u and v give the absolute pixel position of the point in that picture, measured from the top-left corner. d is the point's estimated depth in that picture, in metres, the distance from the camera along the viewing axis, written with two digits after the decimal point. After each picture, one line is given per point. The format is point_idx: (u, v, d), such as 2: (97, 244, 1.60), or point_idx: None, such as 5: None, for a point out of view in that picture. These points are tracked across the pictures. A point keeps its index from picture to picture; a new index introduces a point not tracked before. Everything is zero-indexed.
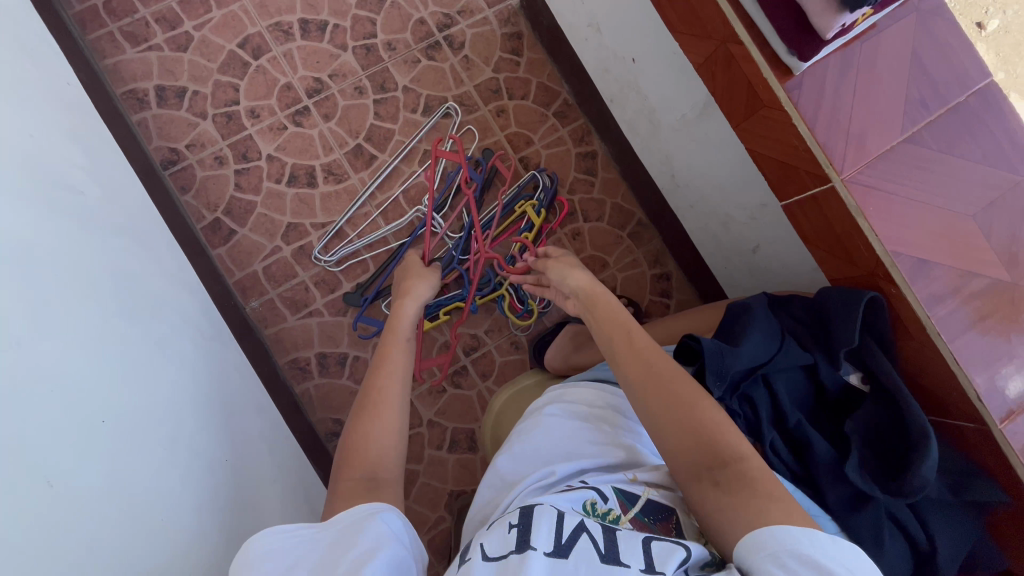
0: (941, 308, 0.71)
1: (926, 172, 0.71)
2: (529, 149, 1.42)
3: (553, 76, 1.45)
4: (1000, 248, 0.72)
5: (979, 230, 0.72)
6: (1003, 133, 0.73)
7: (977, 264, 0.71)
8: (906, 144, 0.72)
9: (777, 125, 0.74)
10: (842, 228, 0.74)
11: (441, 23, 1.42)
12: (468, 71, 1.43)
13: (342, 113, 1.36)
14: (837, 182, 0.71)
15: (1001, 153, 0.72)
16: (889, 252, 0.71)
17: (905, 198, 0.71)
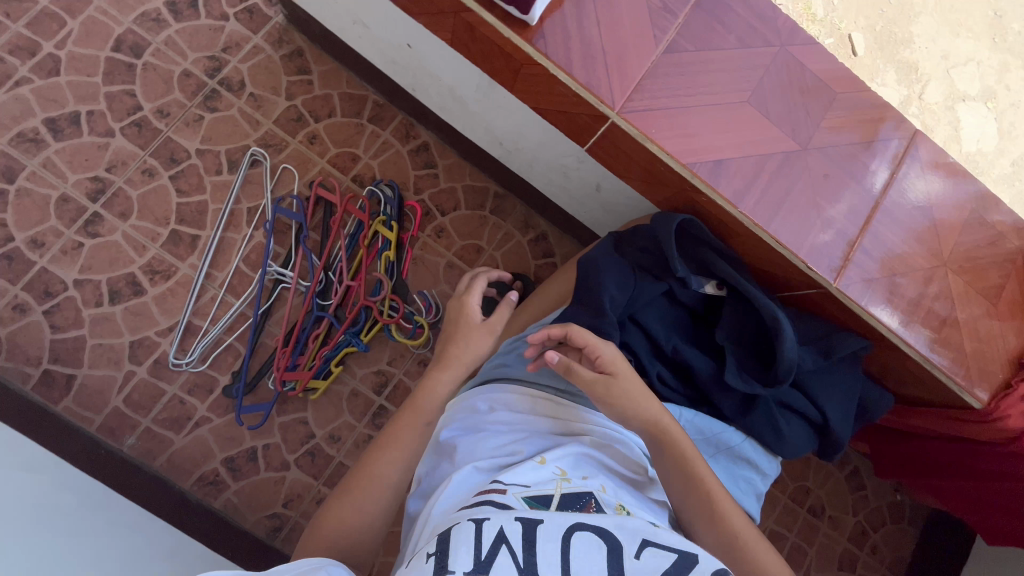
0: (746, 198, 0.72)
1: (691, 75, 0.71)
2: (358, 166, 1.33)
3: (352, 81, 1.35)
4: (780, 122, 0.74)
5: (758, 112, 0.73)
6: (744, 13, 0.74)
7: (764, 145, 0.73)
8: (665, 55, 0.71)
9: (539, 81, 0.71)
10: (639, 157, 0.73)
11: (208, 69, 1.28)
12: (259, 108, 1.30)
13: (138, 204, 1.21)
14: (615, 118, 0.69)
15: (750, 32, 0.74)
16: (685, 166, 0.70)
17: (681, 109, 0.71)
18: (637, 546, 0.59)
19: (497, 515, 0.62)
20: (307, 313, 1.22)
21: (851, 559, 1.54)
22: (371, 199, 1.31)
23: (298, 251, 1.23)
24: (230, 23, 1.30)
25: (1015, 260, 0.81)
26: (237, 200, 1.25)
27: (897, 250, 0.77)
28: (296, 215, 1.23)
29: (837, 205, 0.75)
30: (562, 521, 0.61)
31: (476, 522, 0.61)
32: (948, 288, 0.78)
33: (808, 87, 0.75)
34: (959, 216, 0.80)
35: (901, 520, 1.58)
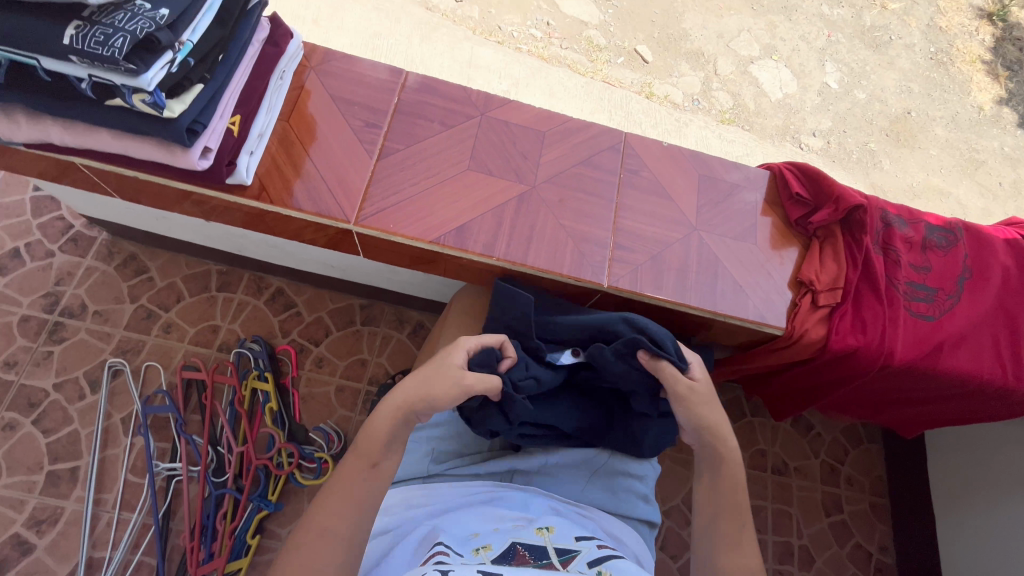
0: (497, 246, 0.82)
1: (410, 165, 0.84)
2: (221, 335, 1.36)
3: (191, 261, 1.42)
4: (502, 171, 0.87)
5: (480, 170, 0.87)
6: (437, 102, 0.90)
7: (494, 196, 0.85)
8: (381, 159, 0.84)
9: (285, 222, 0.81)
10: (395, 248, 0.83)
11: (47, 306, 1.32)
12: (107, 321, 1.33)
13: (6, 461, 1.19)
14: (354, 229, 0.80)
15: (449, 114, 0.90)
16: (430, 241, 0.80)
17: (411, 195, 0.82)
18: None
19: (459, 569, 0.59)
20: (207, 496, 1.19)
21: (835, 501, 1.52)
22: (240, 360, 1.32)
23: (179, 440, 1.22)
24: (57, 257, 1.36)
25: (753, 200, 0.93)
26: (108, 415, 1.25)
27: (647, 234, 0.87)
28: (167, 407, 1.22)
29: (578, 219, 0.86)
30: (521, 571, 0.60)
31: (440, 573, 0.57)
32: (706, 245, 0.88)
33: (513, 139, 0.90)
34: (690, 184, 0.92)
35: (861, 442, 1.60)
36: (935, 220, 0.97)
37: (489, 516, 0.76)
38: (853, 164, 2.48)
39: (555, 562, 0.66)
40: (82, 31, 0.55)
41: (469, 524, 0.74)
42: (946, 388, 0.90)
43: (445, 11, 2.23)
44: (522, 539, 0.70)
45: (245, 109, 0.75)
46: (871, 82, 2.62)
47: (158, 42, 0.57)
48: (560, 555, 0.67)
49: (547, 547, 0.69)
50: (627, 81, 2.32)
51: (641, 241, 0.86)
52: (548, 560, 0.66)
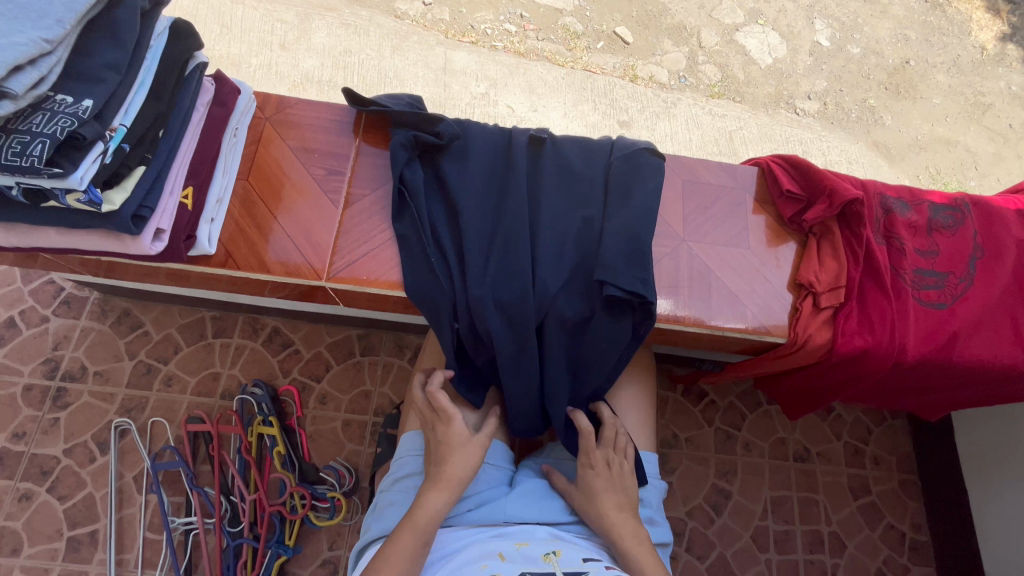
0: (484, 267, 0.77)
1: (380, 209, 0.81)
2: (222, 382, 1.36)
3: (183, 310, 1.41)
4: None
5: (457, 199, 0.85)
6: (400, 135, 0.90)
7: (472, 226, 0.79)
8: (350, 206, 0.81)
9: (259, 283, 0.79)
10: (374, 297, 0.80)
11: (48, 371, 1.33)
12: (109, 380, 1.33)
13: (26, 532, 1.20)
14: (328, 284, 0.77)
15: None
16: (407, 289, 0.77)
17: (384, 240, 0.80)
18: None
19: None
20: (225, 548, 1.19)
21: (862, 483, 1.48)
22: (244, 407, 1.31)
23: (192, 494, 1.22)
24: (53, 321, 1.36)
25: (743, 201, 0.89)
26: (120, 475, 1.26)
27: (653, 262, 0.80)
28: (175, 463, 1.22)
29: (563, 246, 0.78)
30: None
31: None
32: (698, 257, 0.83)
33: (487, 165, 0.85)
34: (675, 191, 0.87)
35: (884, 419, 1.55)
36: (938, 199, 0.92)
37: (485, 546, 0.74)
38: (853, 124, 2.39)
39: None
40: (4, 142, 0.54)
41: (470, 556, 0.72)
42: (963, 377, 0.86)
43: (414, 16, 2.15)
44: (531, 567, 0.69)
45: (196, 179, 0.72)
46: (865, 35, 2.51)
47: (82, 138, 0.56)
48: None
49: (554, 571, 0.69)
50: (608, 66, 2.23)
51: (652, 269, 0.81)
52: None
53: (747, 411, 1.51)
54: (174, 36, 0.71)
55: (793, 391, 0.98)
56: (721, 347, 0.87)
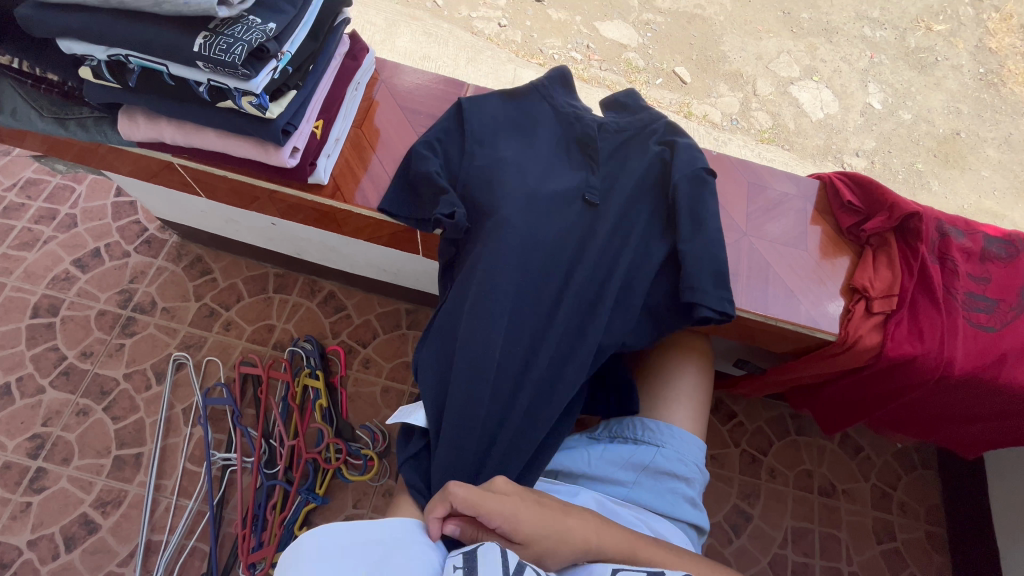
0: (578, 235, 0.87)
1: None
2: (276, 333, 1.43)
3: (250, 264, 1.50)
4: None
5: None
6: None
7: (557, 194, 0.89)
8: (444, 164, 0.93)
9: (357, 220, 0.91)
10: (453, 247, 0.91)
11: (121, 301, 1.42)
12: (174, 317, 1.42)
13: (79, 444, 1.27)
14: (419, 227, 0.88)
15: None
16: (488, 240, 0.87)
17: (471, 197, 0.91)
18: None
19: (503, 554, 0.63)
20: (258, 487, 1.24)
21: (887, 527, 1.46)
22: (293, 358, 1.37)
23: (236, 432, 1.27)
24: (133, 257, 1.47)
25: (805, 209, 0.96)
26: (170, 405, 1.33)
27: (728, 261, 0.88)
28: (225, 399, 1.29)
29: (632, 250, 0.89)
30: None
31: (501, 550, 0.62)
32: (757, 251, 0.91)
33: None
34: (741, 191, 0.96)
35: (915, 466, 1.53)
36: (993, 232, 0.96)
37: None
38: (900, 185, 2.42)
39: None
40: (210, 40, 0.62)
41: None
42: (1008, 402, 0.88)
43: (490, 35, 2.30)
44: None
45: (327, 115, 0.83)
46: (917, 103, 2.58)
47: (268, 51, 0.64)
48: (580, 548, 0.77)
49: None
50: (664, 101, 2.35)
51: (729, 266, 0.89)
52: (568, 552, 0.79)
53: (775, 438, 1.52)
54: None
55: (833, 405, 1.02)
56: (767, 341, 0.92)
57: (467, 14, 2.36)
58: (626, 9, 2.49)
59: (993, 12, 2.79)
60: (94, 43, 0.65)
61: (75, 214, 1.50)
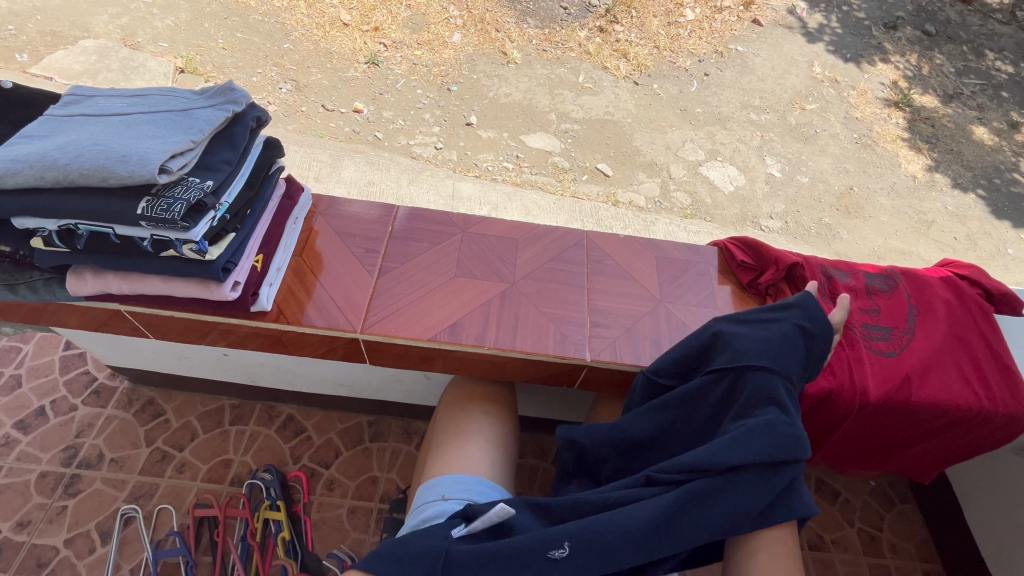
0: (486, 336, 0.95)
1: (404, 279, 1.03)
2: (233, 468, 1.38)
3: (205, 399, 1.48)
4: (486, 274, 1.05)
5: (467, 275, 1.05)
6: (427, 225, 1.13)
7: (480, 297, 1.01)
8: (381, 277, 1.03)
9: (302, 339, 0.95)
10: (397, 350, 0.97)
11: (65, 459, 1.36)
12: (122, 468, 1.36)
13: None
14: (361, 336, 0.94)
15: (436, 233, 1.12)
16: (428, 339, 0.94)
17: (409, 304, 0.99)
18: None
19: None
20: None
21: (883, 573, 1.42)
22: (253, 491, 1.32)
23: None
24: (80, 410, 1.44)
25: (710, 272, 1.08)
26: (116, 567, 1.23)
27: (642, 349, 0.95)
28: (178, 550, 1.20)
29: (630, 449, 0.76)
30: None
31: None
32: (675, 315, 1.00)
33: (495, 251, 1.10)
34: (653, 264, 1.09)
35: (893, 503, 1.53)
36: (872, 270, 1.10)
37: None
38: (815, 238, 2.68)
39: None
40: (153, 203, 0.71)
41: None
42: (930, 419, 0.95)
43: (428, 158, 2.57)
44: None
45: (267, 249, 0.93)
46: (810, 168, 2.95)
47: (206, 205, 0.74)
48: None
49: None
50: (593, 193, 2.60)
51: (643, 350, 0.95)
52: None
53: None
54: (266, 146, 0.92)
55: None
56: None
57: (406, 142, 2.63)
58: (547, 123, 2.84)
59: (851, 90, 3.34)
60: (47, 217, 0.73)
61: (20, 375, 1.47)
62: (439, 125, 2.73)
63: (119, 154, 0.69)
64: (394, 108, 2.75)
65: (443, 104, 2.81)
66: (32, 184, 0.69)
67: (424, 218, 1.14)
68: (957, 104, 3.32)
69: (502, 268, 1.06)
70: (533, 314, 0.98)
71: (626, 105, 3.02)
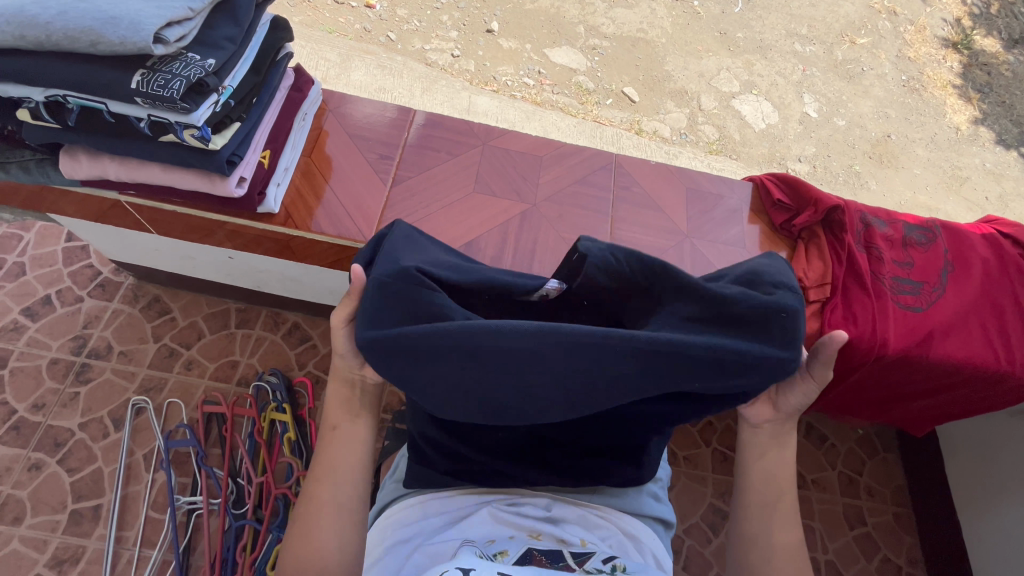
0: (503, 260, 0.93)
1: (419, 191, 0.98)
2: (240, 370, 1.40)
3: (211, 301, 1.48)
4: (505, 193, 1.00)
5: (486, 192, 1.00)
6: (445, 134, 1.06)
7: (498, 217, 0.97)
8: (395, 187, 0.97)
9: (310, 246, 0.92)
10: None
11: (74, 348, 1.38)
12: (132, 361, 1.38)
13: (31, 501, 1.21)
14: None
15: (455, 144, 1.05)
16: None
17: (423, 218, 0.95)
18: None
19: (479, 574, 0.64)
20: (226, 529, 1.19)
21: (856, 513, 1.49)
22: (259, 393, 1.35)
23: (200, 474, 1.23)
24: (85, 302, 1.43)
25: (741, 209, 1.03)
26: (130, 452, 1.28)
27: None
28: (189, 441, 1.25)
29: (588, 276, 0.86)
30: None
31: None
32: (701, 251, 0.97)
33: (516, 168, 1.03)
34: (682, 195, 1.03)
35: (877, 451, 1.58)
36: (913, 220, 1.03)
37: (508, 519, 0.78)
38: (841, 186, 2.56)
39: (571, 562, 0.71)
40: (148, 77, 0.64)
41: (484, 532, 0.76)
42: (943, 377, 0.94)
43: (444, 66, 2.39)
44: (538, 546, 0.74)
45: (274, 145, 0.87)
46: (849, 110, 2.76)
47: (207, 85, 0.67)
48: (576, 557, 0.73)
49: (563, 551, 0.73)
50: (616, 119, 2.43)
51: None
52: (562, 560, 0.71)
53: None
54: (273, 26, 0.83)
55: None
56: None
57: (420, 46, 2.43)
58: (574, 36, 2.61)
59: (908, 25, 3.04)
60: (33, 86, 0.66)
61: (23, 263, 1.46)
62: (456, 29, 2.51)
63: (107, 15, 0.61)
64: (409, 7, 2.52)
65: (462, 5, 2.56)
66: (13, 43, 0.62)
67: (442, 128, 1.06)
68: (1022, 49, 3.02)
69: (523, 187, 1.01)
70: (553, 240, 0.95)
71: (661, 23, 2.76)
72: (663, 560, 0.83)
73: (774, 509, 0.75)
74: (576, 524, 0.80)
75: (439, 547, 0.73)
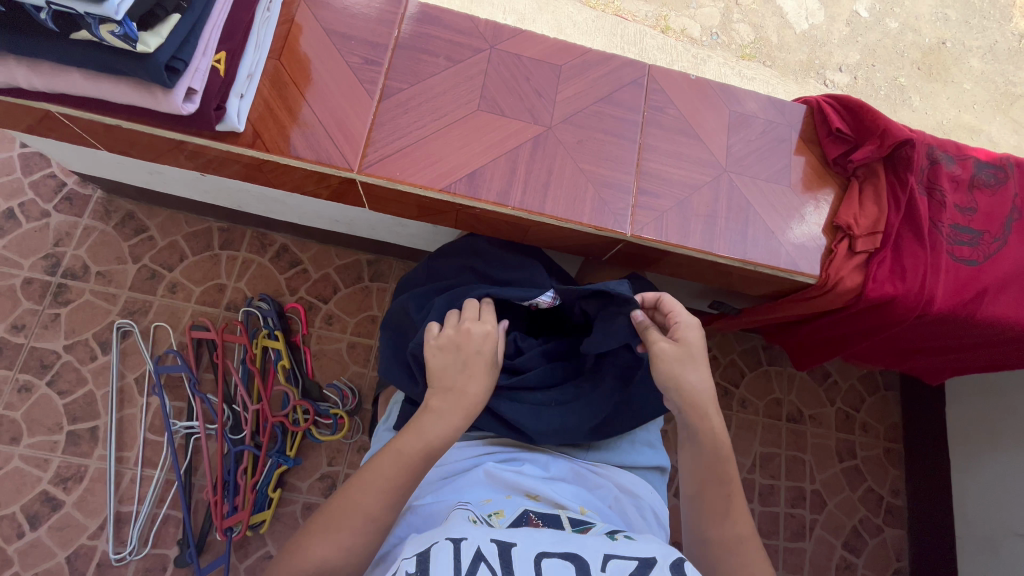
0: (511, 195, 0.81)
1: (412, 106, 0.83)
2: (228, 294, 1.32)
3: (190, 219, 1.36)
4: (514, 112, 0.85)
5: (492, 110, 0.85)
6: (443, 34, 0.88)
7: (506, 142, 0.83)
8: (384, 101, 0.83)
9: (288, 170, 0.80)
10: (399, 197, 0.83)
11: (47, 268, 1.29)
12: (111, 282, 1.30)
13: (26, 422, 1.20)
14: (358, 177, 0.79)
15: (456, 48, 0.87)
16: (441, 190, 0.80)
17: (417, 141, 0.81)
18: (598, 561, 0.58)
19: (471, 536, 0.59)
20: (225, 454, 1.19)
21: (849, 447, 1.49)
22: (249, 319, 1.28)
23: (194, 399, 1.20)
24: (53, 217, 1.31)
25: (789, 138, 0.91)
26: (121, 376, 1.25)
27: (691, 226, 0.83)
28: (179, 366, 1.20)
29: (603, 220, 0.82)
30: (532, 544, 0.59)
31: (452, 542, 0.58)
32: (737, 188, 0.87)
33: (527, 80, 0.88)
34: (722, 120, 0.90)
35: (878, 389, 1.55)
36: (985, 156, 0.90)
37: (503, 479, 0.76)
38: (881, 102, 2.17)
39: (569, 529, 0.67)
40: None
41: (479, 491, 0.75)
42: (982, 334, 0.88)
43: None
44: (534, 508, 0.71)
45: (230, 45, 0.73)
46: (905, 9, 2.28)
47: None
48: (574, 524, 0.68)
49: (560, 516, 0.70)
50: (641, 14, 2.05)
51: (687, 227, 0.83)
52: (561, 526, 0.67)
53: (746, 370, 1.50)
54: None
55: (802, 345, 1.02)
56: (739, 280, 0.90)
57: None
58: None
59: None
60: None
61: None
62: None
63: None
64: None
65: None
66: None
67: (439, 24, 0.88)
68: None
69: (535, 105, 0.86)
70: (569, 171, 0.83)
71: None
72: (661, 511, 0.82)
73: (699, 506, 0.75)
74: (574, 484, 0.80)
75: (432, 510, 0.73)
